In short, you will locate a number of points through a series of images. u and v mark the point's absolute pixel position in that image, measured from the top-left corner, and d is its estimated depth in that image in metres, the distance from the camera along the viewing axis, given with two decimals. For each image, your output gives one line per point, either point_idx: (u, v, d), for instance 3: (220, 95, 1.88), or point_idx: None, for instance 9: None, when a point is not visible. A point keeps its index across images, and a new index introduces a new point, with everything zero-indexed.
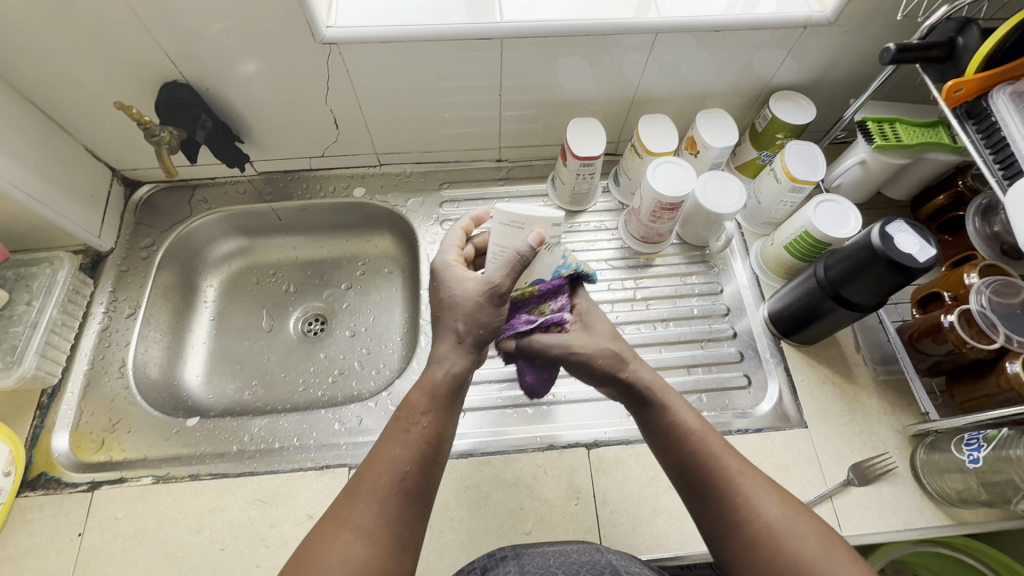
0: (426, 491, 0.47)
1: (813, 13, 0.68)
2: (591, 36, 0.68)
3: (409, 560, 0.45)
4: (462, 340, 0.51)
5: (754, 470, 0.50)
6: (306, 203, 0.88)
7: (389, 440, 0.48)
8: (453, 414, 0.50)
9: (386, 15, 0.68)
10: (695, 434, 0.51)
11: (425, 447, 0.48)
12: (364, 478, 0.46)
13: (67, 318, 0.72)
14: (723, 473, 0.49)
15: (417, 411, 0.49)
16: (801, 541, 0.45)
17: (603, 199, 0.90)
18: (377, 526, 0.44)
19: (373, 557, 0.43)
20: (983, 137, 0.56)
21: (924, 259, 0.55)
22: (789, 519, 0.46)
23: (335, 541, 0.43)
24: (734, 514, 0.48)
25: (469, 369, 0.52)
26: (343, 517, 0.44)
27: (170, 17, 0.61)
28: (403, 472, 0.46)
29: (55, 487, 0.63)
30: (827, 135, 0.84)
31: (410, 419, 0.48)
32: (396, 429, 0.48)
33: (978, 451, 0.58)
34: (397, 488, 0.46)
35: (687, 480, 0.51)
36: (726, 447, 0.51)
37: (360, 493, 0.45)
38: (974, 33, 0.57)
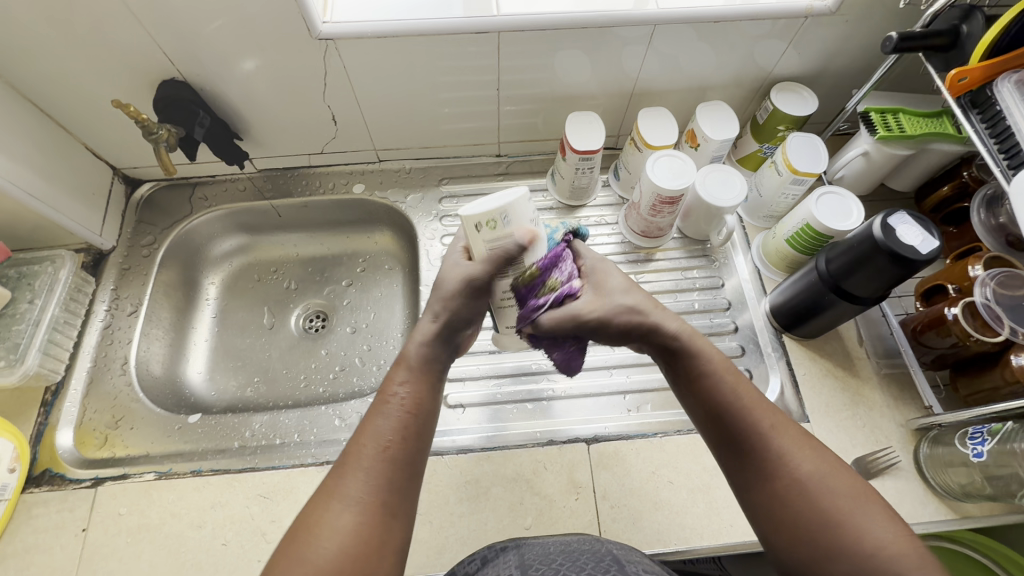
0: (413, 460, 0.48)
1: (814, 3, 0.67)
2: (589, 29, 0.68)
3: (400, 526, 0.45)
4: (438, 320, 0.53)
5: (788, 423, 0.48)
6: (306, 200, 0.88)
7: (374, 415, 0.48)
8: (432, 387, 0.51)
9: (382, 10, 0.67)
10: (731, 385, 0.50)
11: (408, 418, 0.48)
12: (351, 450, 0.46)
13: (70, 316, 0.73)
14: (759, 424, 0.47)
15: (394, 383, 0.50)
16: (835, 494, 0.44)
17: (603, 193, 0.89)
18: (365, 494, 0.44)
19: (364, 524, 0.43)
20: (988, 126, 0.55)
21: (927, 251, 0.54)
22: (824, 473, 0.45)
23: (324, 511, 0.43)
24: (768, 466, 0.46)
25: (443, 347, 0.53)
26: (332, 488, 0.44)
27: (167, 16, 0.61)
28: (387, 442, 0.47)
29: (60, 483, 0.64)
30: (829, 127, 0.83)
31: (391, 394, 0.49)
32: (378, 404, 0.49)
33: (982, 445, 0.58)
34: (383, 457, 0.46)
35: (720, 431, 0.49)
36: (762, 399, 0.49)
37: (345, 465, 0.45)
38: (979, 20, 0.56)
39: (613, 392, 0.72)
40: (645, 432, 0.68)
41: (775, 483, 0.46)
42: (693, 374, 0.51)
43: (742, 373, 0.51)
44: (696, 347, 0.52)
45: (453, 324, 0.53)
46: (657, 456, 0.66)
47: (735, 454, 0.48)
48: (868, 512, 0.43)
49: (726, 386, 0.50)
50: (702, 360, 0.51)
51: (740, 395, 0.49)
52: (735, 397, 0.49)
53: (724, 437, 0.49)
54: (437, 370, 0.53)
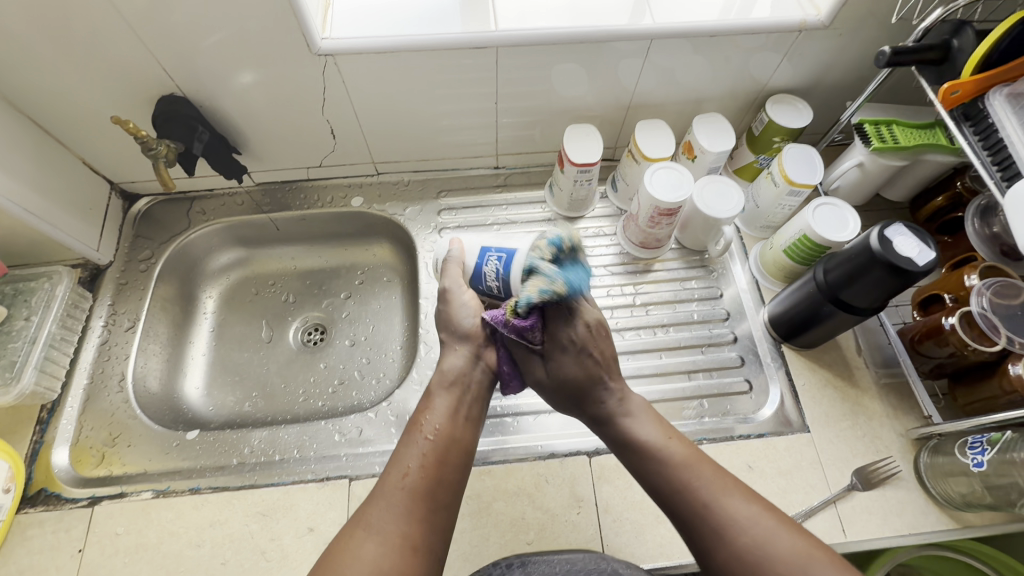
0: (439, 490, 0.52)
1: (808, 17, 0.68)
2: (587, 43, 0.69)
3: (423, 559, 0.47)
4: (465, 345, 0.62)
5: (734, 489, 0.51)
6: (304, 213, 0.88)
7: (401, 447, 0.55)
8: (454, 417, 0.57)
9: (381, 25, 0.68)
10: (678, 463, 0.54)
11: (434, 449, 0.54)
12: (378, 484, 0.52)
13: (66, 333, 0.72)
14: (705, 495, 0.51)
15: (424, 415, 0.57)
16: (781, 550, 0.46)
17: (601, 205, 0.89)
18: (391, 523, 0.48)
19: (390, 554, 0.46)
20: (980, 138, 0.56)
21: (924, 263, 0.55)
22: (771, 530, 0.47)
23: (353, 541, 0.47)
24: (717, 529, 0.49)
25: (471, 370, 0.61)
26: (360, 518, 0.49)
27: (167, 33, 0.61)
28: (410, 470, 0.52)
29: (55, 503, 0.63)
30: (825, 137, 0.84)
31: (419, 425, 0.56)
32: (407, 436, 0.56)
33: (982, 455, 0.58)
34: (405, 485, 0.51)
35: (676, 504, 0.52)
36: (710, 472, 0.53)
37: (375, 496, 0.51)
38: (970, 34, 0.57)
39: None
40: None
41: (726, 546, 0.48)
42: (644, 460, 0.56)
43: (695, 452, 0.56)
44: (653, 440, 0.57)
45: (472, 340, 0.63)
46: None
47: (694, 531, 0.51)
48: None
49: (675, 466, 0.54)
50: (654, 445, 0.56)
51: (691, 468, 0.53)
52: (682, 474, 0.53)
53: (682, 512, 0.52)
54: (469, 400, 0.60)
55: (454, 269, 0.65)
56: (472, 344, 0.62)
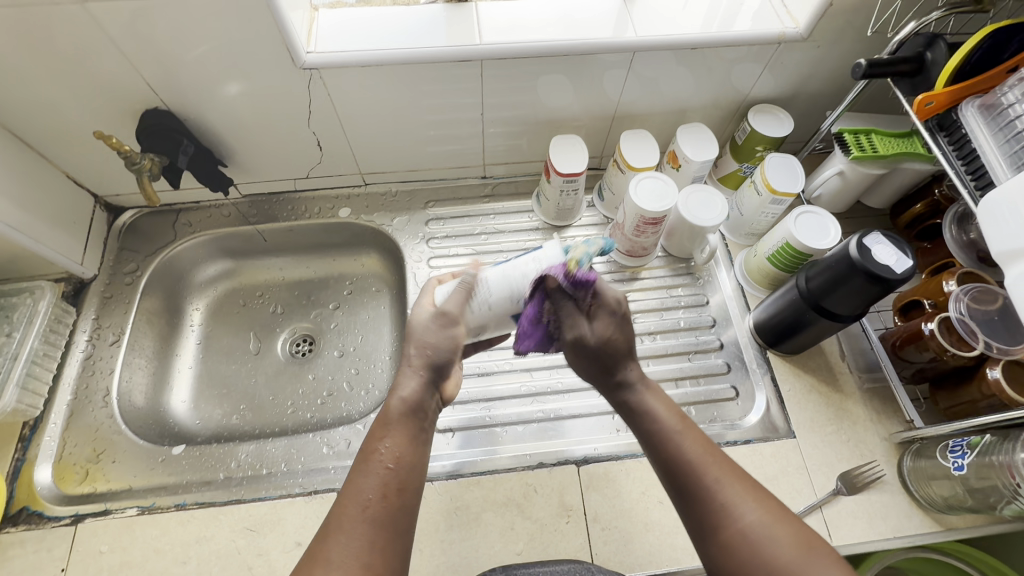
0: (401, 517, 0.45)
1: (787, 29, 0.69)
2: (571, 56, 0.69)
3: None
4: (417, 368, 0.52)
5: (737, 476, 0.48)
6: (291, 224, 0.87)
7: (355, 475, 0.47)
8: (415, 441, 0.49)
9: (366, 38, 0.68)
10: (677, 436, 0.51)
11: (397, 475, 0.47)
12: (333, 516, 0.44)
13: (49, 348, 0.72)
14: (707, 477, 0.48)
15: (379, 441, 0.48)
16: (773, 543, 0.43)
17: (588, 213, 0.90)
18: (351, 560, 0.42)
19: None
20: (955, 149, 0.57)
21: (901, 270, 0.56)
22: (770, 522, 0.44)
23: None
24: (717, 516, 0.46)
25: (427, 397, 0.52)
26: (317, 556, 0.42)
27: (152, 47, 0.62)
28: (370, 502, 0.45)
29: (38, 522, 0.62)
30: (806, 146, 0.85)
31: (376, 452, 0.48)
32: (361, 463, 0.47)
33: (962, 458, 0.59)
34: (366, 517, 0.44)
35: (676, 482, 0.49)
36: (714, 453, 0.49)
37: (330, 531, 0.43)
38: (942, 48, 0.58)
39: (602, 412, 0.72)
40: (634, 451, 0.68)
41: (724, 532, 0.45)
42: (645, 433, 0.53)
43: (698, 432, 0.51)
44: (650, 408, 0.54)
45: (438, 368, 0.53)
46: (647, 476, 0.66)
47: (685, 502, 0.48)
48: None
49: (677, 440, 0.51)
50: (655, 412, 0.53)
51: (694, 447, 0.50)
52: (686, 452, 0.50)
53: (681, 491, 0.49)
54: (429, 428, 0.52)
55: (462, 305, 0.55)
56: (436, 373, 0.52)
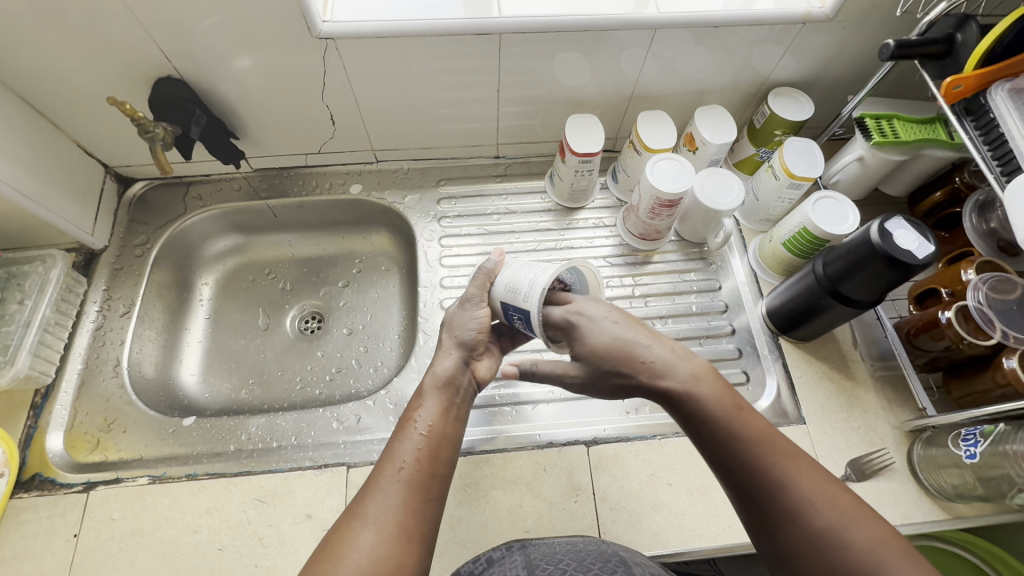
0: (431, 485, 0.48)
1: (812, 9, 0.68)
2: (590, 32, 0.68)
3: (418, 553, 0.44)
4: (453, 346, 0.57)
5: (799, 468, 0.46)
6: (302, 200, 0.87)
7: (394, 441, 0.50)
8: (447, 414, 0.53)
9: (383, 9, 0.67)
10: (728, 420, 0.48)
11: (428, 444, 0.50)
12: (372, 477, 0.48)
13: (61, 317, 0.72)
14: (768, 476, 0.46)
15: (416, 410, 0.53)
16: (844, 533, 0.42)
17: (601, 196, 0.89)
18: (386, 514, 0.45)
19: (384, 549, 0.43)
20: (981, 134, 0.56)
21: (923, 256, 0.55)
22: (841, 525, 0.42)
23: (348, 532, 0.44)
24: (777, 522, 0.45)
25: (459, 373, 0.56)
26: (355, 510, 0.46)
27: (164, 13, 0.60)
28: (405, 464, 0.48)
29: (50, 488, 0.62)
30: (825, 131, 0.84)
31: (411, 420, 0.52)
32: (400, 430, 0.51)
33: (975, 447, 0.58)
34: (401, 478, 0.47)
35: (732, 478, 0.47)
36: (769, 441, 0.47)
37: (369, 488, 0.47)
38: (974, 28, 0.57)
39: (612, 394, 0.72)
40: (643, 434, 0.68)
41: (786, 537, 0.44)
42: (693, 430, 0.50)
43: (746, 410, 0.49)
44: (691, 383, 0.50)
45: (468, 346, 0.58)
46: (656, 458, 0.66)
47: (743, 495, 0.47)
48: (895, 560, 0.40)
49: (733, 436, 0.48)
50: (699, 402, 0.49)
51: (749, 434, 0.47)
52: (742, 451, 0.47)
53: (737, 490, 0.47)
54: (462, 385, 0.56)
55: (482, 281, 0.59)
56: (467, 349, 0.57)
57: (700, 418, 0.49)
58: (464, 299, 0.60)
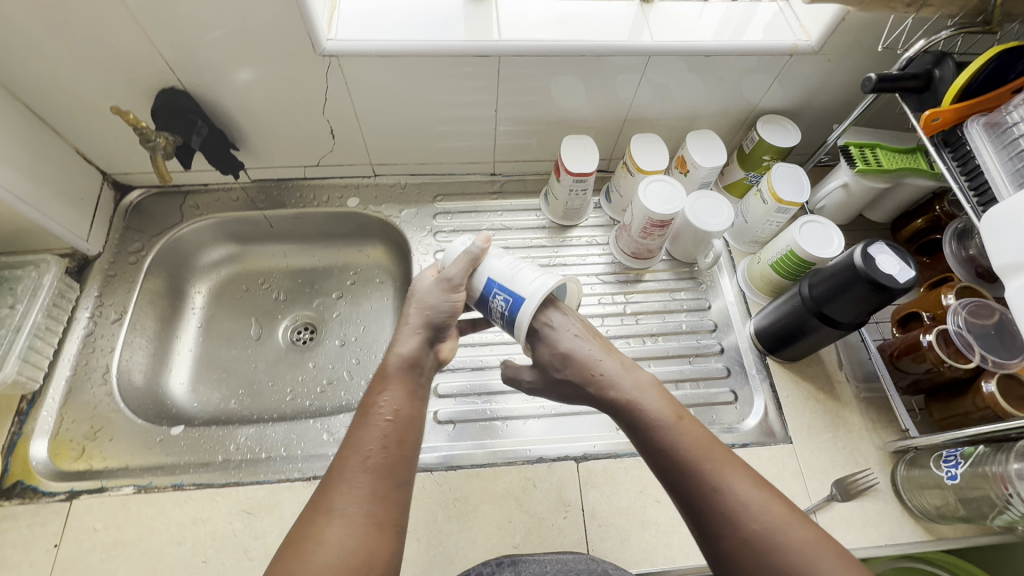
0: (400, 469, 0.48)
1: (799, 42, 0.71)
2: (587, 56, 0.70)
3: (390, 538, 0.44)
4: (417, 328, 0.57)
5: (739, 473, 0.46)
6: (299, 211, 0.88)
7: (357, 428, 0.49)
8: (412, 394, 0.52)
9: (387, 29, 0.69)
10: (667, 427, 0.49)
11: (394, 429, 0.49)
12: (335, 468, 0.47)
13: (52, 323, 0.71)
14: (704, 481, 0.46)
15: (380, 394, 0.51)
16: (780, 537, 0.42)
17: (595, 215, 0.91)
18: (353, 507, 0.44)
19: (355, 540, 0.42)
20: (959, 165, 0.58)
21: (905, 280, 0.57)
22: (775, 527, 0.43)
23: (316, 526, 0.43)
24: (717, 523, 0.44)
25: (424, 355, 0.56)
26: (320, 505, 0.44)
27: (171, 27, 0.62)
28: (371, 452, 0.47)
29: (31, 497, 0.61)
30: (812, 158, 0.87)
31: (376, 405, 0.51)
32: (363, 417, 0.50)
33: (955, 468, 0.60)
34: (367, 468, 0.46)
35: (668, 478, 0.48)
36: (716, 446, 0.48)
37: (333, 480, 0.45)
38: (951, 65, 0.59)
39: (602, 411, 0.73)
40: (633, 450, 0.69)
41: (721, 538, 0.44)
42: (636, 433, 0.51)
43: (691, 420, 0.49)
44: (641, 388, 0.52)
45: (436, 329, 0.58)
46: (645, 475, 0.66)
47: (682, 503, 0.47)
48: (826, 561, 0.41)
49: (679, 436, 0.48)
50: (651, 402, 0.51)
51: (682, 435, 0.48)
52: (675, 449, 0.48)
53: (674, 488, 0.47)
54: (426, 367, 0.56)
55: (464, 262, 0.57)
56: (435, 331, 0.57)
57: (643, 424, 0.50)
58: (441, 279, 0.57)
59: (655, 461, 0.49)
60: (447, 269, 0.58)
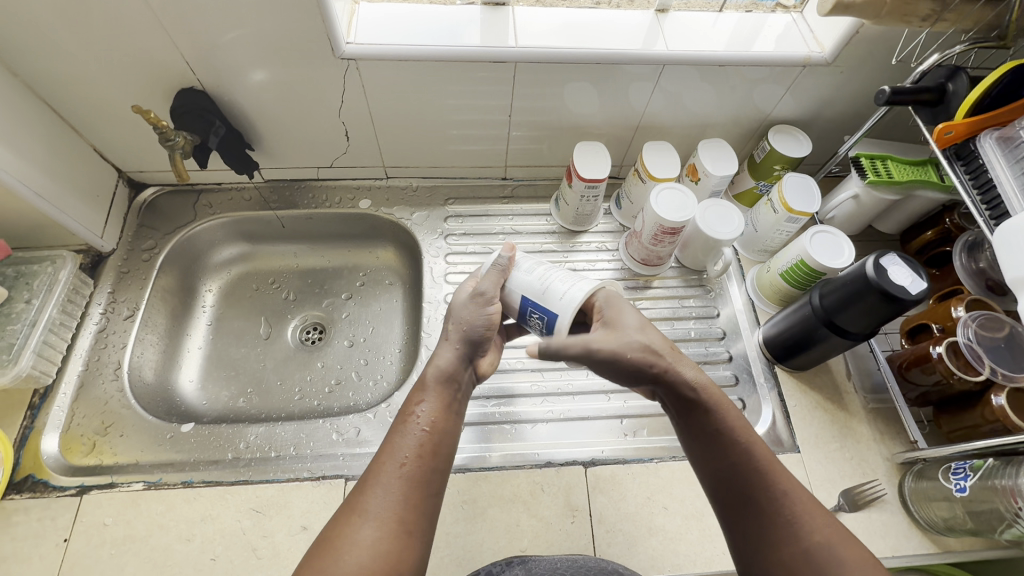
0: (432, 479, 0.49)
1: (812, 53, 0.71)
2: (600, 64, 0.71)
3: (419, 547, 0.45)
4: (455, 343, 0.57)
5: (802, 491, 0.48)
6: (311, 212, 0.88)
7: (395, 434, 0.50)
8: (448, 408, 0.53)
9: (404, 33, 0.69)
10: (732, 438, 0.50)
11: (429, 439, 0.50)
12: (372, 471, 0.48)
13: (65, 318, 0.72)
14: (765, 496, 0.48)
15: (416, 405, 0.52)
16: (835, 558, 0.44)
17: (604, 221, 0.92)
18: (388, 511, 0.45)
19: (387, 543, 0.43)
20: (971, 178, 0.59)
21: (916, 292, 0.57)
22: (832, 547, 0.45)
23: (347, 527, 0.44)
24: (780, 532, 0.47)
25: (461, 368, 0.56)
26: (355, 505, 0.46)
27: (192, 28, 0.62)
28: (407, 459, 0.48)
29: (42, 491, 0.62)
30: (822, 169, 0.87)
31: (411, 414, 0.52)
32: (399, 424, 0.51)
33: (965, 480, 0.59)
34: (402, 474, 0.47)
35: (726, 488, 0.49)
36: (779, 464, 0.49)
37: (368, 483, 0.47)
38: (964, 80, 0.60)
39: (610, 416, 0.73)
40: (641, 456, 0.69)
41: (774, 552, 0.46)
42: (701, 434, 0.52)
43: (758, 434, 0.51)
44: (713, 392, 0.53)
45: (474, 345, 0.58)
46: (653, 481, 0.67)
47: (737, 514, 0.49)
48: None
49: (749, 448, 0.50)
50: (721, 413, 0.52)
51: (747, 450, 0.50)
52: (738, 461, 0.49)
53: (731, 498, 0.49)
54: (461, 381, 0.56)
55: (495, 275, 0.59)
56: (472, 346, 0.57)
57: (706, 433, 0.51)
58: (475, 292, 0.59)
59: (719, 466, 0.50)
60: (481, 282, 0.59)
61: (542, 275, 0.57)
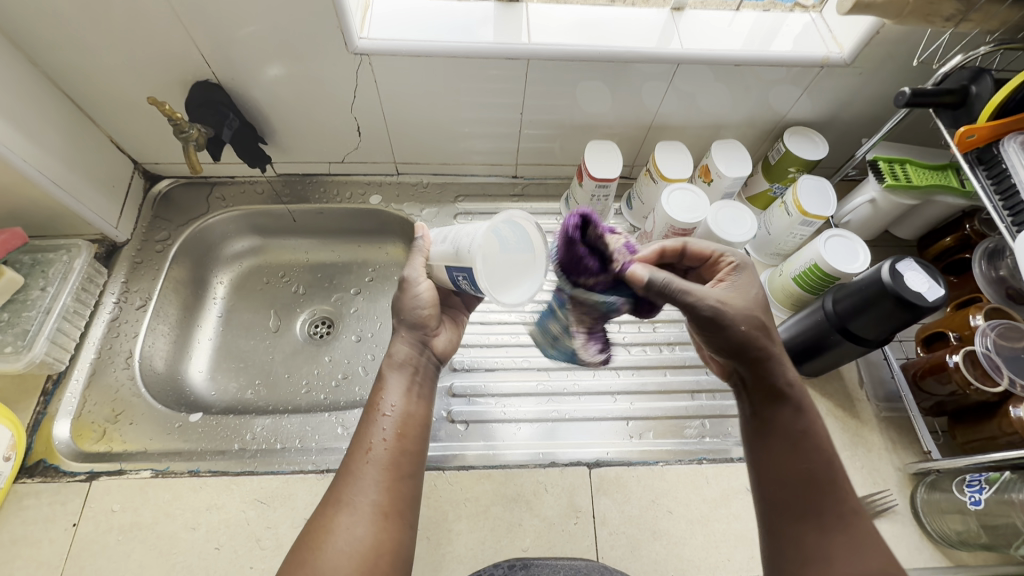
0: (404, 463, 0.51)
1: (831, 54, 0.70)
2: (613, 62, 0.70)
3: (396, 528, 0.47)
4: (401, 330, 0.60)
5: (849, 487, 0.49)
6: (322, 207, 0.89)
7: (363, 425, 0.52)
8: (408, 392, 0.55)
9: (417, 29, 0.69)
10: (798, 418, 0.51)
11: (396, 424, 0.53)
12: (347, 463, 0.50)
13: (80, 306, 0.73)
14: (813, 481, 0.49)
15: (380, 395, 0.55)
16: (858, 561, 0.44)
17: (615, 221, 0.91)
18: (364, 500, 0.47)
19: (363, 528, 0.45)
20: (993, 183, 0.58)
21: (933, 299, 0.56)
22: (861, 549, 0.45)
23: (327, 518, 0.46)
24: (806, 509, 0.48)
25: (413, 354, 0.59)
26: (332, 497, 0.47)
27: (208, 22, 0.63)
28: (375, 447, 0.50)
29: (52, 475, 0.63)
30: (839, 172, 0.85)
31: (377, 403, 0.54)
32: (367, 414, 0.53)
33: (980, 493, 0.58)
34: (375, 462, 0.49)
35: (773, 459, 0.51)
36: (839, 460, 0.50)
37: (344, 475, 0.49)
38: (989, 82, 0.58)
39: (616, 417, 0.72)
40: (646, 459, 0.68)
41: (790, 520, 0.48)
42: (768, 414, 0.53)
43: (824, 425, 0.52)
44: (797, 388, 0.52)
45: (418, 327, 0.60)
46: (657, 484, 0.66)
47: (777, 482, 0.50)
48: None
49: (801, 437, 0.50)
50: (809, 410, 0.51)
51: (806, 434, 0.51)
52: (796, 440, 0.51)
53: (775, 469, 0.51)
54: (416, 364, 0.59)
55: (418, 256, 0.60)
56: (416, 330, 0.60)
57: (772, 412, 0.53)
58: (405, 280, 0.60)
59: (767, 445, 0.52)
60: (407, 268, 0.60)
61: (452, 237, 0.55)
